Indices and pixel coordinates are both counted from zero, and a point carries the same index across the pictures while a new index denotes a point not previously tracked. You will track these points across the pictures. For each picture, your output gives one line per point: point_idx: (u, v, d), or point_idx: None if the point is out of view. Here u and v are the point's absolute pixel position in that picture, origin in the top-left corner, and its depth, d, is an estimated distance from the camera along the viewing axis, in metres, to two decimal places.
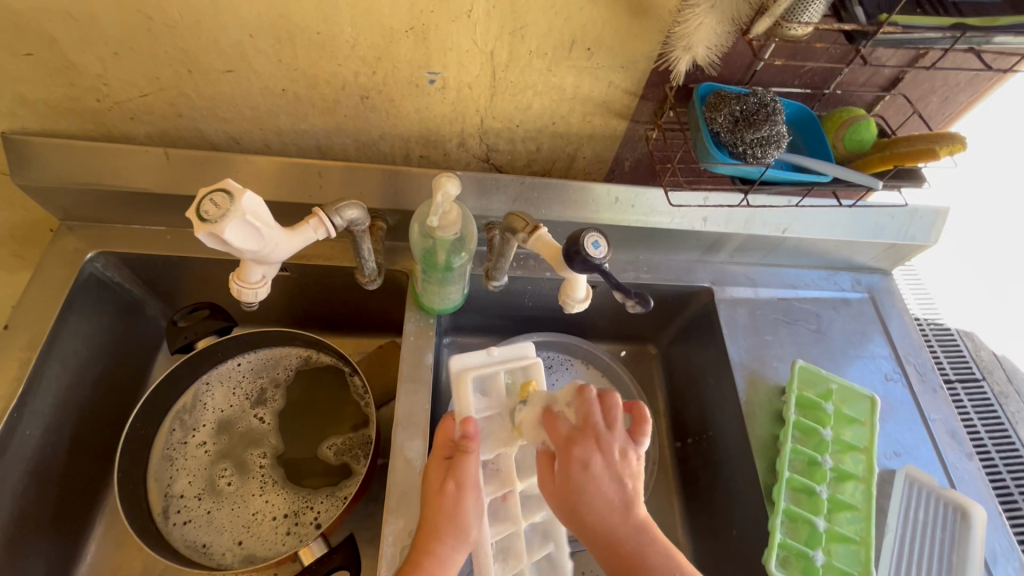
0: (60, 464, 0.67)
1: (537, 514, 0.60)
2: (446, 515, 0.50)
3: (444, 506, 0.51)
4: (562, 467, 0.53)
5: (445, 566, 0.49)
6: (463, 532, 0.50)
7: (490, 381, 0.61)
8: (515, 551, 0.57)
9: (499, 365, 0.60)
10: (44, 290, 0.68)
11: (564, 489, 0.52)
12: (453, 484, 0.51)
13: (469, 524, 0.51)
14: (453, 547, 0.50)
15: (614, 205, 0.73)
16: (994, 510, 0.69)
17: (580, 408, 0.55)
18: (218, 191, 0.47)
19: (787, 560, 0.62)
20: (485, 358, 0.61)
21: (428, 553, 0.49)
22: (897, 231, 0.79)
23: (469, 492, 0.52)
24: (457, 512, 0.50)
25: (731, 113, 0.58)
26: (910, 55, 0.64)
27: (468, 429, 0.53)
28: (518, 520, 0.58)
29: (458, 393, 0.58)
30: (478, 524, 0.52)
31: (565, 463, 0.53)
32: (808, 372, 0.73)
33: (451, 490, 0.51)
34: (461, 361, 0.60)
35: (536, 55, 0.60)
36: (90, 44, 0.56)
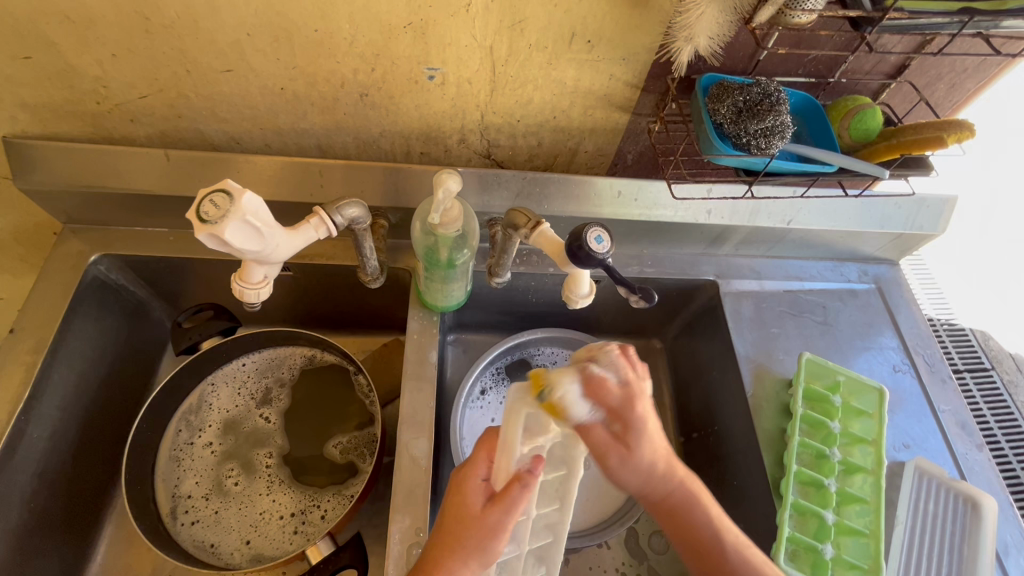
0: (68, 467, 0.67)
1: (539, 537, 0.56)
2: (477, 538, 0.47)
3: (484, 532, 0.47)
4: (627, 430, 0.47)
5: None
6: (488, 557, 0.47)
7: None
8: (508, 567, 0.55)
9: None
10: (49, 293, 0.68)
11: (635, 450, 0.48)
12: (498, 514, 0.46)
13: (496, 549, 0.47)
14: (472, 569, 0.47)
15: (616, 198, 0.72)
16: (1005, 500, 0.68)
17: (617, 363, 0.46)
18: (217, 191, 0.46)
19: (795, 554, 0.62)
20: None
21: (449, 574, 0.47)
22: (904, 220, 0.78)
23: (507, 527, 0.47)
24: (491, 544, 0.47)
25: (735, 103, 0.58)
26: (915, 41, 0.63)
27: (536, 470, 0.46)
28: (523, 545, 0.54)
29: (506, 431, 0.44)
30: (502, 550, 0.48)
31: (629, 423, 0.47)
32: (816, 364, 0.72)
33: (496, 525, 0.46)
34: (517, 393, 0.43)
35: (536, 48, 0.59)
36: (88, 46, 0.55)
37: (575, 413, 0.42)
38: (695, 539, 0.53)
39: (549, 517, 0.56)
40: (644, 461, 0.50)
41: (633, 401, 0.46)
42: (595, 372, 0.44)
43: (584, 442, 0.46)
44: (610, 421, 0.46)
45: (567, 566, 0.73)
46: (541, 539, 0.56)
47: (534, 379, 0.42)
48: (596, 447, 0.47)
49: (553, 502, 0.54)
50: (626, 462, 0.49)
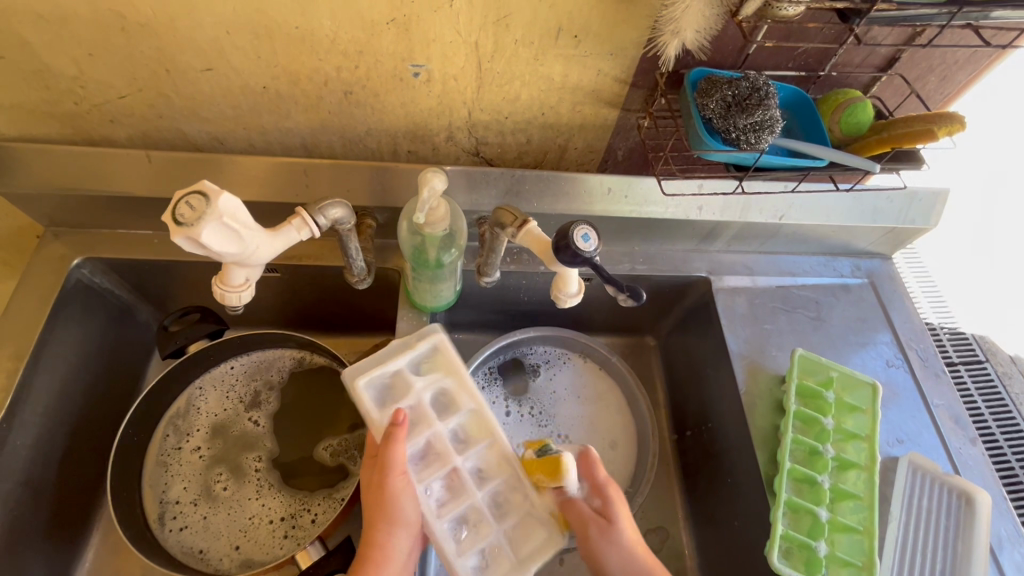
0: (54, 474, 0.66)
1: (491, 481, 0.60)
2: (380, 505, 0.52)
3: (380, 497, 0.53)
4: (605, 508, 0.57)
5: (386, 549, 0.51)
6: (397, 516, 0.52)
7: (393, 380, 0.62)
8: (474, 522, 0.57)
9: (386, 362, 0.62)
10: (30, 298, 0.67)
11: (615, 530, 0.55)
12: (379, 474, 0.53)
13: (403, 507, 0.53)
14: (389, 533, 0.52)
15: (607, 195, 0.72)
16: (999, 494, 0.68)
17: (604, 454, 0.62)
18: (193, 192, 0.45)
19: (789, 551, 0.61)
20: (375, 357, 0.62)
21: (373, 545, 0.51)
22: (897, 214, 0.77)
23: (398, 474, 0.53)
24: (385, 499, 0.52)
25: (723, 98, 0.57)
26: (905, 33, 0.62)
27: (398, 415, 0.55)
28: (468, 489, 0.58)
29: (359, 401, 0.59)
30: (410, 504, 0.53)
31: (611, 507, 0.57)
32: (808, 360, 0.72)
33: (386, 482, 0.53)
34: (351, 371, 0.61)
35: (522, 44, 0.59)
36: (63, 46, 0.54)
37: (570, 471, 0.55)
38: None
39: (485, 461, 0.60)
40: (620, 551, 0.55)
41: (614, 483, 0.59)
42: (592, 454, 0.60)
43: (570, 515, 0.57)
44: (592, 497, 0.58)
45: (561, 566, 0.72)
46: (494, 483, 0.59)
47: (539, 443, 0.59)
48: (578, 518, 0.56)
49: (480, 441, 0.61)
50: (608, 542, 0.55)
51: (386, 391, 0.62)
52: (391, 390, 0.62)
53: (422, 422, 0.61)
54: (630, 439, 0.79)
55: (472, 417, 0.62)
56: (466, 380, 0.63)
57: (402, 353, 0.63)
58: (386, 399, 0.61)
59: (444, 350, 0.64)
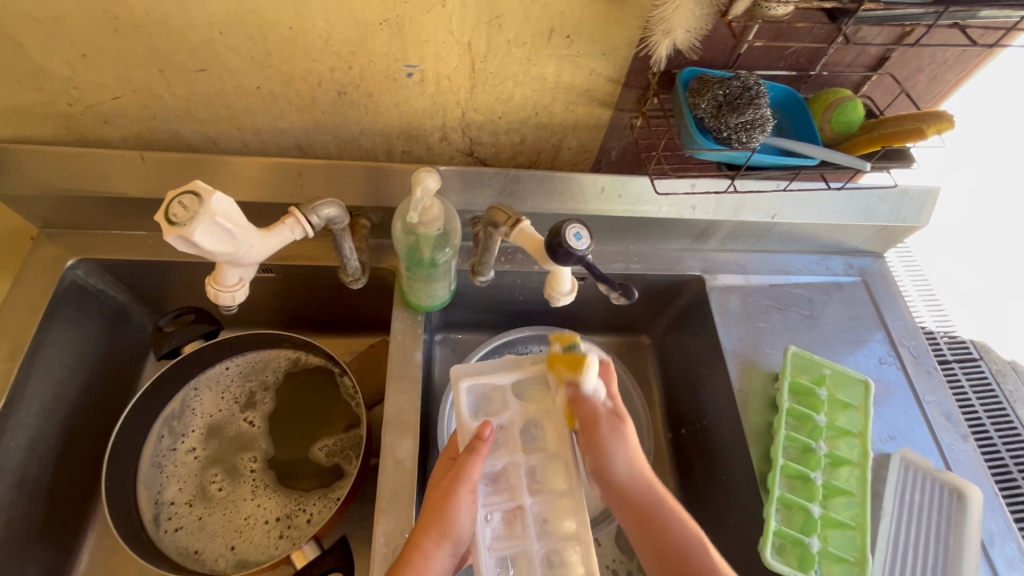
0: (48, 475, 0.66)
1: (553, 539, 0.51)
2: (439, 508, 0.49)
3: (442, 504, 0.50)
4: (618, 412, 0.56)
5: (428, 560, 0.48)
6: (451, 530, 0.49)
7: (491, 391, 0.58)
8: (521, 570, 0.51)
9: (491, 372, 0.56)
10: (24, 300, 0.67)
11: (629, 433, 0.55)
12: (449, 481, 0.50)
13: (459, 523, 0.49)
14: (437, 544, 0.48)
15: (600, 194, 0.72)
16: (990, 490, 0.68)
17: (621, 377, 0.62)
18: (186, 193, 0.46)
19: (783, 548, 0.62)
20: (484, 363, 0.57)
21: (415, 547, 0.49)
22: (888, 213, 0.78)
23: (464, 490, 0.50)
24: (445, 508, 0.49)
25: (714, 98, 0.57)
26: (895, 33, 0.63)
27: (484, 429, 0.51)
28: (529, 541, 0.51)
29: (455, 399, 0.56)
30: (467, 524, 0.50)
31: (619, 406, 0.57)
32: (801, 358, 0.72)
33: (454, 494, 0.50)
34: (459, 368, 0.57)
35: (515, 44, 0.59)
36: (57, 47, 0.54)
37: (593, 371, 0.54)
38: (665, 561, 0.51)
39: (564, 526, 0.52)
40: (628, 449, 0.55)
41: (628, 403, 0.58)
42: (608, 364, 0.61)
43: (580, 412, 0.54)
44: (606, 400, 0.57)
45: None
46: (558, 540, 0.51)
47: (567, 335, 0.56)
48: (588, 416, 0.54)
49: (558, 492, 0.53)
50: (618, 439, 0.55)
51: (482, 400, 0.57)
52: (484, 399, 0.57)
53: (510, 448, 0.55)
54: None
55: (556, 463, 0.54)
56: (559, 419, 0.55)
57: (509, 371, 0.57)
58: (479, 410, 0.57)
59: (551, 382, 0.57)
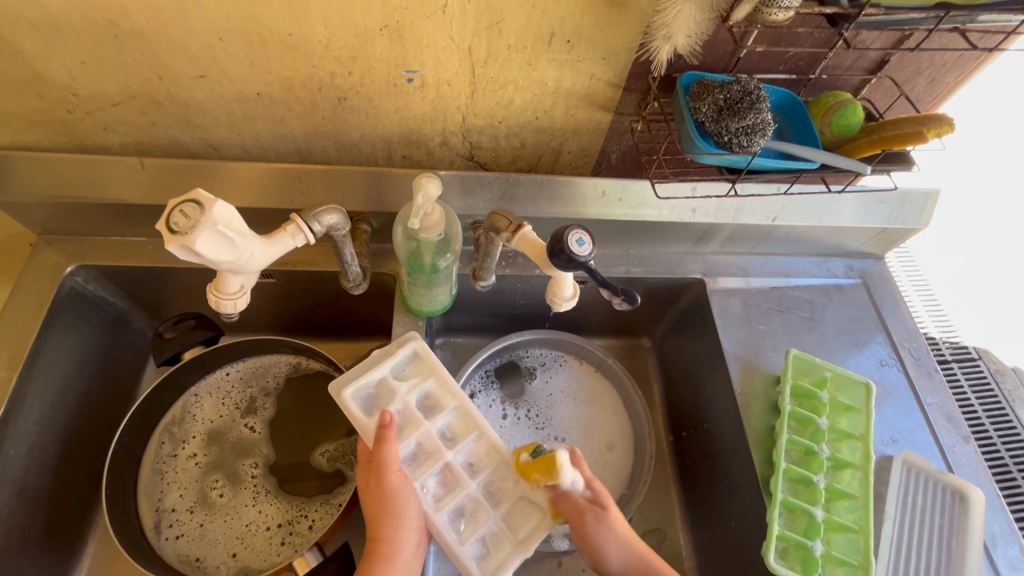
0: (49, 483, 0.66)
1: (484, 471, 0.61)
2: (379, 502, 0.54)
3: (381, 496, 0.54)
4: (597, 500, 0.57)
5: (393, 543, 0.53)
6: (398, 511, 0.54)
7: (377, 392, 0.63)
8: (473, 509, 0.59)
9: (370, 371, 0.62)
10: (24, 307, 0.67)
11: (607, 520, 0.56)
12: (376, 477, 0.55)
13: (405, 503, 0.55)
14: (394, 527, 0.53)
15: (601, 198, 0.72)
16: (992, 492, 0.68)
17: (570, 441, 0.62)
18: (187, 201, 0.45)
19: (786, 551, 0.62)
20: (359, 368, 0.63)
21: (379, 540, 0.53)
22: (888, 215, 0.78)
23: (392, 473, 0.55)
24: (388, 500, 0.54)
25: (715, 102, 0.57)
26: (894, 37, 0.63)
27: (385, 418, 0.56)
28: (463, 478, 0.60)
29: (346, 409, 0.60)
30: (410, 498, 0.55)
31: (599, 493, 0.57)
32: (802, 361, 0.72)
33: (382, 483, 0.54)
34: (337, 384, 0.61)
35: (515, 49, 0.59)
36: (56, 54, 0.54)
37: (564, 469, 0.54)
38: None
39: (474, 454, 0.62)
40: (614, 538, 0.56)
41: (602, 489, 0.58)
42: (578, 451, 0.59)
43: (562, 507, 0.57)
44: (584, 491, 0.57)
45: (559, 569, 0.72)
46: (490, 472, 0.61)
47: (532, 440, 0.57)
48: (571, 509, 0.56)
49: (468, 435, 0.63)
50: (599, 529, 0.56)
51: (370, 401, 0.62)
52: (377, 400, 0.63)
53: (415, 425, 0.61)
54: (627, 441, 0.79)
55: (458, 415, 0.64)
56: (447, 380, 0.65)
57: (383, 361, 0.64)
58: (371, 407, 0.62)
59: (426, 353, 0.66)
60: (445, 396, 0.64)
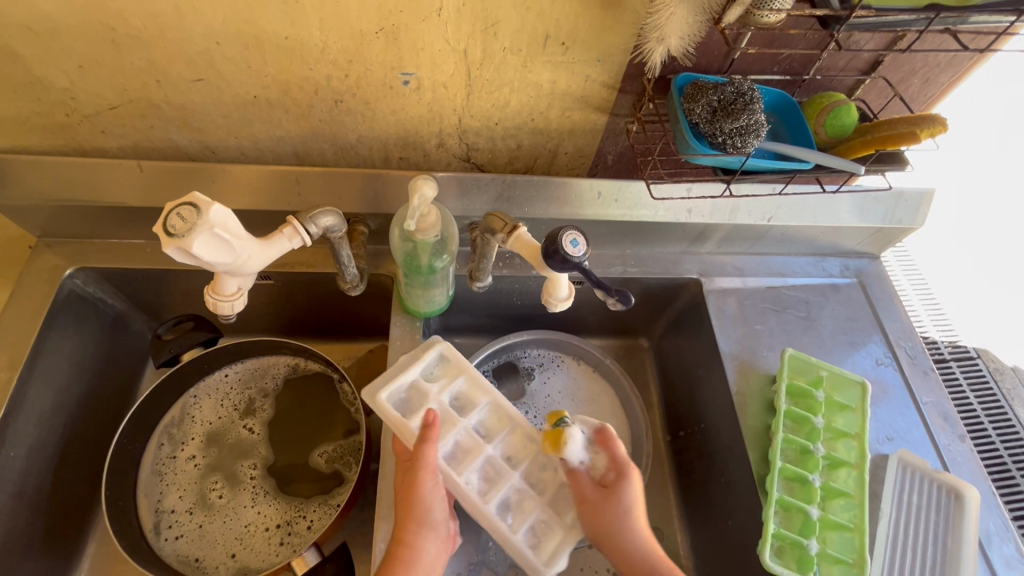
0: (48, 484, 0.66)
1: (522, 463, 0.63)
2: (414, 504, 0.54)
3: (413, 497, 0.54)
4: (617, 480, 0.59)
5: (418, 550, 0.53)
6: (428, 516, 0.54)
7: (410, 394, 0.64)
8: (518, 500, 0.60)
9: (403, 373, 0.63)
10: (23, 309, 0.67)
11: (619, 503, 0.59)
12: (411, 477, 0.55)
13: (433, 507, 0.55)
14: (420, 533, 0.53)
15: (597, 199, 0.72)
16: (988, 490, 0.69)
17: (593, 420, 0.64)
18: (184, 204, 0.46)
19: (782, 549, 0.62)
20: (390, 372, 0.64)
21: (406, 545, 0.52)
22: (884, 214, 0.78)
23: (427, 476, 0.55)
24: (420, 502, 0.54)
25: (709, 103, 0.58)
26: (887, 38, 0.63)
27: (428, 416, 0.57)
28: (506, 469, 0.61)
29: (382, 412, 0.60)
30: (439, 504, 0.55)
31: (624, 475, 0.59)
32: (798, 360, 0.73)
33: (417, 484, 0.54)
34: (371, 387, 0.62)
35: (510, 52, 0.59)
36: (54, 58, 0.55)
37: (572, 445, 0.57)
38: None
39: (512, 447, 0.64)
40: (627, 520, 0.58)
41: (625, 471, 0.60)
42: (608, 432, 0.61)
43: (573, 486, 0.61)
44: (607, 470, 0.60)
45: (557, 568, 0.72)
46: (529, 464, 0.63)
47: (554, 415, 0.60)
48: (580, 489, 0.60)
49: (503, 431, 0.64)
50: (608, 509, 0.58)
51: (405, 403, 0.63)
52: (412, 401, 0.63)
53: (451, 424, 0.62)
54: (625, 440, 0.79)
55: (491, 411, 0.65)
56: (478, 378, 0.66)
57: (413, 364, 0.65)
58: (407, 410, 0.62)
59: (453, 353, 0.67)
60: (478, 394, 0.66)
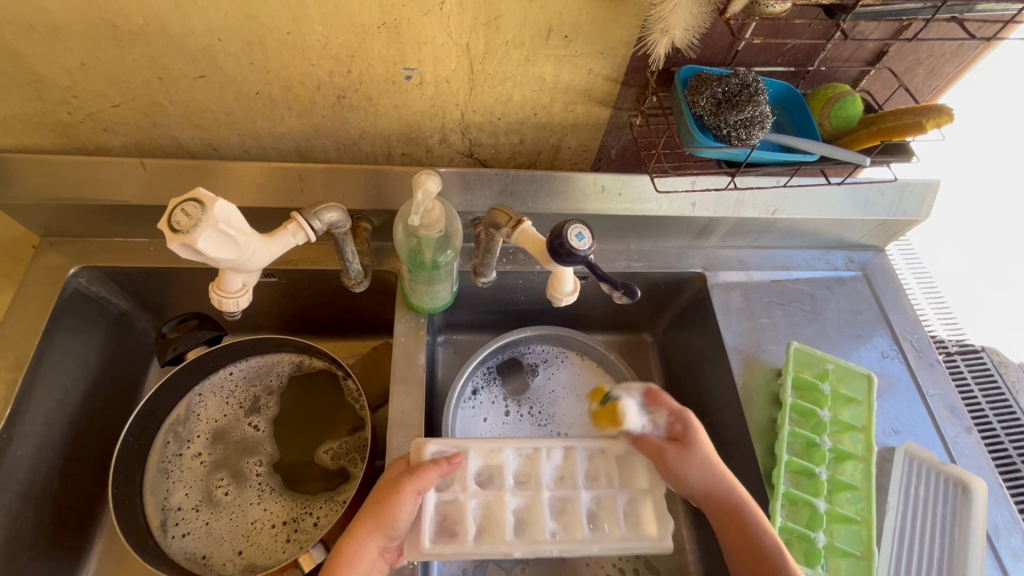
0: (55, 483, 0.66)
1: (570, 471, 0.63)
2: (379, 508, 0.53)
3: (382, 501, 0.53)
4: (683, 431, 0.61)
5: (357, 549, 0.52)
6: (388, 524, 0.52)
7: (444, 513, 0.58)
8: (599, 502, 0.61)
9: (427, 505, 0.56)
10: (28, 308, 0.67)
11: (694, 451, 0.60)
12: (395, 486, 0.54)
13: (399, 518, 0.53)
14: (371, 537, 0.52)
15: (600, 193, 0.72)
16: (995, 482, 0.69)
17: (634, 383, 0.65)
18: (189, 200, 0.46)
19: (789, 543, 0.62)
20: (417, 521, 0.55)
21: (348, 540, 0.52)
22: (888, 206, 0.78)
23: (408, 494, 0.53)
24: (388, 513, 0.52)
25: (713, 95, 0.57)
26: (892, 28, 0.63)
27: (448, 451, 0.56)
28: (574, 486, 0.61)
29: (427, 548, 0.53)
30: (406, 518, 0.53)
31: (685, 424, 0.61)
32: (804, 353, 0.72)
33: (400, 493, 0.53)
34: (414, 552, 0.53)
35: (513, 45, 0.59)
36: (56, 56, 0.55)
37: (630, 416, 0.61)
38: (743, 540, 0.56)
39: (558, 474, 0.63)
40: (701, 466, 0.59)
41: (687, 422, 0.62)
42: (656, 389, 0.64)
43: (641, 448, 0.62)
44: (669, 425, 0.62)
45: (564, 564, 0.72)
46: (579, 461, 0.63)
47: (601, 392, 0.64)
48: (651, 449, 0.61)
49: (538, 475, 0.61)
50: (686, 461, 0.59)
51: (442, 525, 0.57)
52: (449, 518, 0.57)
53: (496, 500, 0.59)
54: None
55: (519, 457, 0.63)
56: (486, 447, 0.61)
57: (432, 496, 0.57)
58: (450, 530, 0.56)
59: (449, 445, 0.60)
60: (496, 460, 0.62)
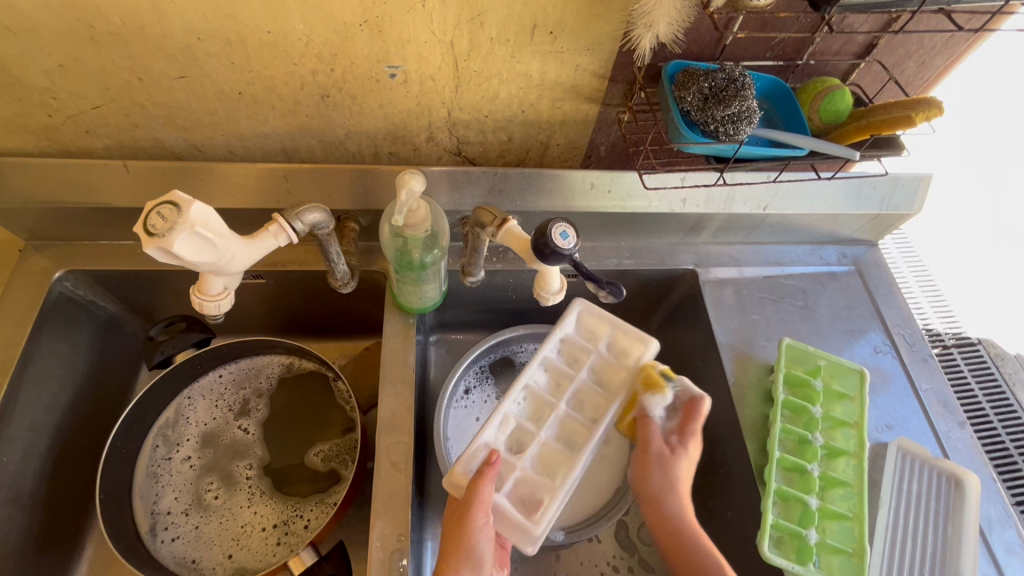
0: (42, 488, 0.66)
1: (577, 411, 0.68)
2: (457, 542, 0.50)
3: (458, 537, 0.50)
4: (677, 445, 0.59)
5: None
6: (471, 553, 0.50)
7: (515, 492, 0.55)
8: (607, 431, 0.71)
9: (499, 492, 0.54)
10: (12, 313, 0.67)
11: (677, 465, 0.58)
12: (461, 513, 0.51)
13: (479, 544, 0.51)
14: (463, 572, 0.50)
15: (589, 191, 0.71)
16: (988, 477, 0.68)
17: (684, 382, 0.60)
18: (164, 203, 0.45)
19: (781, 540, 0.61)
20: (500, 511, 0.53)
21: None
22: (880, 200, 0.77)
23: (478, 511, 0.50)
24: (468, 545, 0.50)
25: (700, 90, 0.57)
26: (881, 20, 0.62)
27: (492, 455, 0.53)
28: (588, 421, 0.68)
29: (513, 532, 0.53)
30: (484, 542, 0.51)
31: (684, 442, 0.59)
32: (796, 349, 0.72)
33: (468, 519, 0.50)
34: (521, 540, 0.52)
35: (498, 42, 0.58)
36: (34, 57, 0.54)
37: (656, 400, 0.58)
38: (684, 565, 0.56)
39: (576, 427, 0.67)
40: (676, 482, 0.58)
41: (690, 441, 0.59)
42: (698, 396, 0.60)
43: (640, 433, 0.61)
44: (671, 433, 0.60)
45: (558, 562, 0.71)
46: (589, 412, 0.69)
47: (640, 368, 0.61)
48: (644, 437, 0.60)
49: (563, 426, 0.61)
50: (660, 470, 0.58)
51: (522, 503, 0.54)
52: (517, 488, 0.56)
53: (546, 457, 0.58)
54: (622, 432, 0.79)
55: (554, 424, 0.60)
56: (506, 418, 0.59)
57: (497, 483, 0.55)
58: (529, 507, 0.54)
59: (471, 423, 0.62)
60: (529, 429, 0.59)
